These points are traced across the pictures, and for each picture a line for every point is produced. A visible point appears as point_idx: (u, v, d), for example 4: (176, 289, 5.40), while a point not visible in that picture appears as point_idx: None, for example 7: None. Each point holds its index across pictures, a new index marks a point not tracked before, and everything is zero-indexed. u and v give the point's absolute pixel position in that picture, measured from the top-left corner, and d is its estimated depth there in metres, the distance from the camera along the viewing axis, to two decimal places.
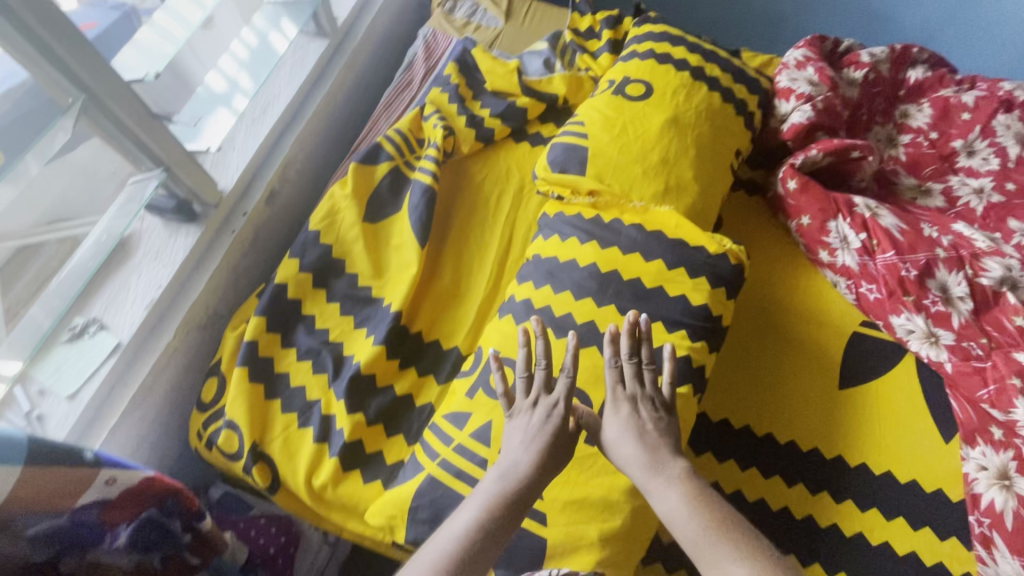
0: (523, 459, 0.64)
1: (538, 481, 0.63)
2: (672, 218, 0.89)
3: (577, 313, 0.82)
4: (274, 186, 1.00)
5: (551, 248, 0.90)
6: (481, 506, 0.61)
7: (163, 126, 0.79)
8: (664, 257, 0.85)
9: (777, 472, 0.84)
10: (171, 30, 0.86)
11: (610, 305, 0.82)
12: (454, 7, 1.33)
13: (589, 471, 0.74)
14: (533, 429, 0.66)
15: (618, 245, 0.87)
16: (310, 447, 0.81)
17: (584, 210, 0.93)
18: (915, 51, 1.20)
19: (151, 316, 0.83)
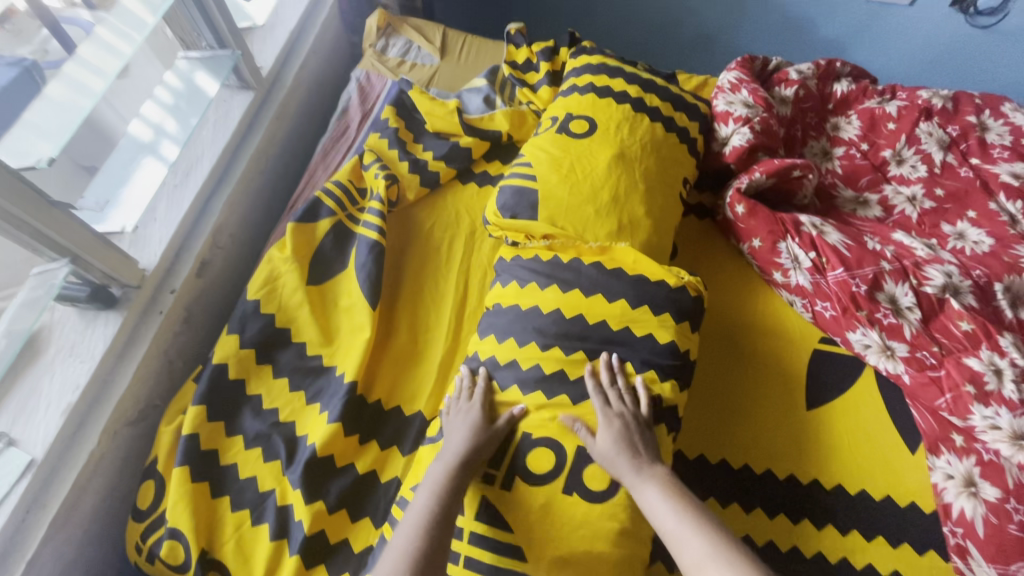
0: (460, 439, 0.71)
1: (478, 457, 0.70)
2: (629, 254, 0.86)
3: (544, 363, 0.78)
4: (205, 256, 0.93)
5: (510, 296, 0.86)
6: (429, 490, 0.68)
7: (65, 214, 0.71)
8: (626, 295, 0.82)
9: (759, 503, 0.83)
10: (85, 81, 0.77)
11: (578, 351, 0.79)
12: (386, 46, 1.28)
13: (571, 525, 0.69)
14: (465, 414, 0.74)
15: (578, 286, 0.83)
16: (267, 546, 0.73)
17: (540, 252, 0.89)
18: (838, 65, 1.25)
19: (71, 422, 0.74)
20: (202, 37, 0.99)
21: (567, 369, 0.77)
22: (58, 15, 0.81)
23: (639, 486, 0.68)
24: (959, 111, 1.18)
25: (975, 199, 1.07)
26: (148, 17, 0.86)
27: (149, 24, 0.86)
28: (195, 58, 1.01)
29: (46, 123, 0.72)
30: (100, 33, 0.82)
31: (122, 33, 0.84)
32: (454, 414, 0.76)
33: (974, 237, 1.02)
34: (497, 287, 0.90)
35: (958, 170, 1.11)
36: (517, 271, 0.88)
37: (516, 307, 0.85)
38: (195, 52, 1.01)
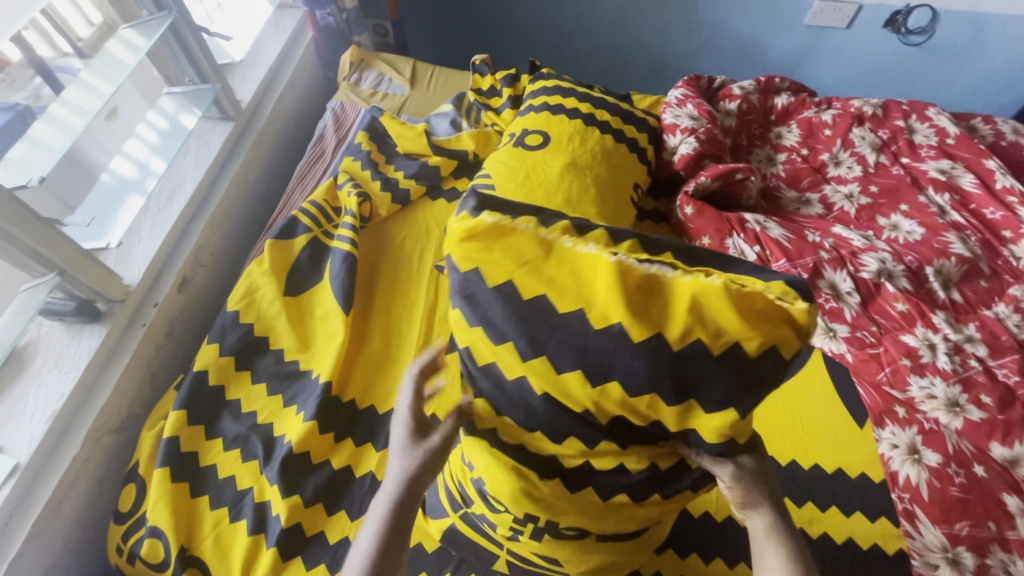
0: (398, 470, 0.60)
1: (422, 477, 0.60)
2: (683, 299, 0.51)
3: (564, 456, 0.60)
4: (186, 273, 0.98)
5: (480, 349, 0.58)
6: (375, 522, 0.60)
7: (55, 230, 0.77)
8: (662, 388, 0.51)
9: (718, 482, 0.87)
10: (66, 119, 0.82)
11: (607, 441, 0.58)
12: (359, 79, 1.37)
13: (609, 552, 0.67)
14: (404, 440, 0.61)
15: (582, 364, 0.53)
16: (245, 541, 0.76)
17: (516, 278, 0.54)
18: (777, 81, 1.35)
19: (54, 430, 0.77)
20: (185, 73, 1.09)
21: (594, 462, 0.60)
22: (51, 64, 0.87)
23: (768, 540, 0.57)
24: (889, 116, 1.29)
25: (907, 194, 1.15)
26: (130, 59, 0.93)
27: (129, 66, 0.92)
28: (178, 93, 1.09)
29: (32, 160, 0.76)
30: (84, 75, 0.87)
31: (105, 75, 0.89)
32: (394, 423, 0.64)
33: (907, 228, 1.10)
34: (464, 217, 0.59)
35: (890, 169, 1.20)
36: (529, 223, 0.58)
37: (511, 283, 0.55)
38: (178, 87, 1.10)
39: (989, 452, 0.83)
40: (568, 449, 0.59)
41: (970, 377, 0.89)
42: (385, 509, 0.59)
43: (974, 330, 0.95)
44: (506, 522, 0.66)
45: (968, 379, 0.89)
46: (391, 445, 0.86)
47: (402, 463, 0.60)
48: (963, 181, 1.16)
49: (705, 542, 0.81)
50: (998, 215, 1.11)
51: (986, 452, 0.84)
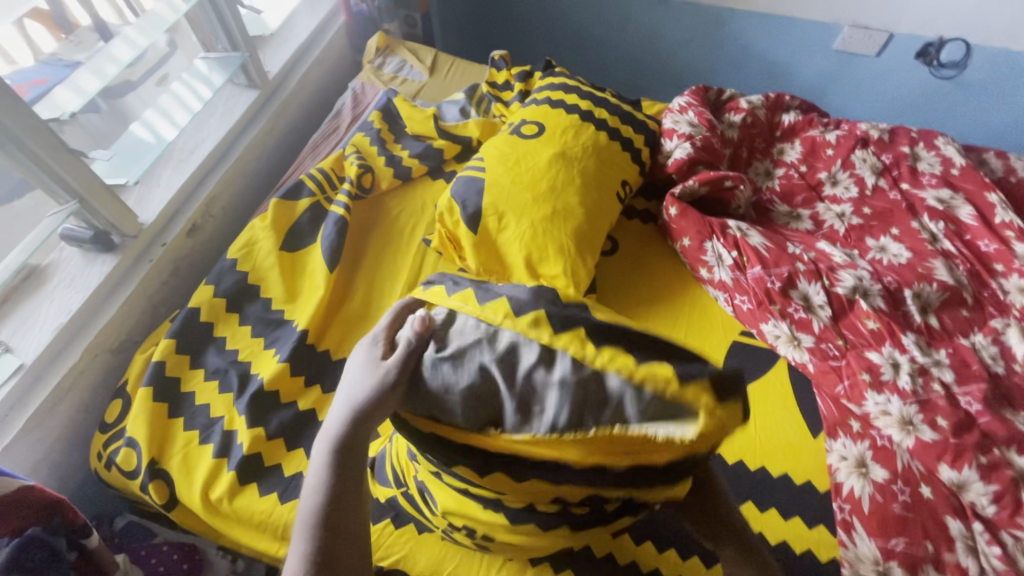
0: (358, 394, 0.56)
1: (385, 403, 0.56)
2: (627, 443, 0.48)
3: (507, 498, 0.57)
4: (196, 220, 1.07)
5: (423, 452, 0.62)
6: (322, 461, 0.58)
7: (81, 162, 0.86)
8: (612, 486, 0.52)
9: None
10: (102, 67, 0.92)
11: (547, 503, 0.57)
12: (383, 63, 1.45)
13: (527, 552, 0.67)
14: (363, 367, 0.57)
15: (535, 477, 0.53)
16: (208, 462, 0.83)
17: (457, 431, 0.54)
18: (787, 98, 1.36)
19: (58, 340, 0.87)
20: (220, 40, 1.18)
21: (538, 505, 0.58)
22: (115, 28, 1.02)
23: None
24: (895, 142, 1.28)
25: (900, 218, 1.15)
26: (170, 17, 1.02)
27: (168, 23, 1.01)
28: (212, 58, 1.19)
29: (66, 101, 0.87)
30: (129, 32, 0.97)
31: (144, 30, 0.99)
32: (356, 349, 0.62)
33: (894, 251, 1.10)
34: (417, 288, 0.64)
35: (888, 193, 1.20)
36: (442, 370, 0.52)
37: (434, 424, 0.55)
38: (213, 53, 1.19)
39: (938, 474, 0.83)
40: (514, 495, 0.57)
41: (930, 399, 0.88)
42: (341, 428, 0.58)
43: (943, 355, 0.95)
44: (440, 517, 0.68)
45: (927, 401, 0.88)
46: None
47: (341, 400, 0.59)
48: (960, 212, 1.15)
49: (639, 526, 0.84)
50: (992, 248, 1.09)
51: (935, 474, 0.84)
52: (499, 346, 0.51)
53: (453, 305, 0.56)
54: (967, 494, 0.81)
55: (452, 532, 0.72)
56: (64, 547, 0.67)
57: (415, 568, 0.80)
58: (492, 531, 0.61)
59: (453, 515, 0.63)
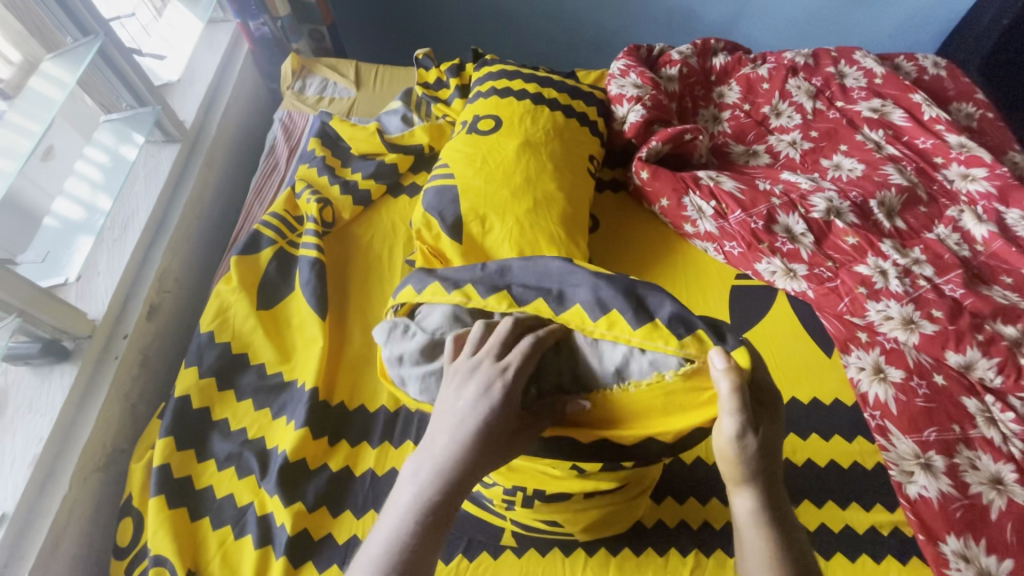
0: (465, 421, 0.56)
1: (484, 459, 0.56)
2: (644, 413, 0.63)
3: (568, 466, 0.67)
4: (153, 300, 0.96)
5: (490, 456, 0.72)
6: (408, 502, 0.54)
7: (9, 272, 0.75)
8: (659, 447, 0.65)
9: None
10: None
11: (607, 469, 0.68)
12: (303, 86, 1.35)
13: (606, 514, 0.73)
14: (477, 381, 0.58)
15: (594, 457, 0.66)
16: (252, 554, 0.76)
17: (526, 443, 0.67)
18: (713, 42, 1.39)
19: (38, 474, 0.76)
20: (122, 98, 1.06)
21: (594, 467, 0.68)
22: None
23: (753, 520, 0.57)
24: (820, 64, 1.35)
25: (845, 134, 1.22)
26: (57, 95, 0.88)
27: (57, 101, 0.87)
28: (117, 120, 1.06)
29: None
30: (10, 116, 0.83)
31: (33, 114, 0.85)
32: (479, 377, 0.58)
33: (849, 166, 1.16)
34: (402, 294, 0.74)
35: (827, 114, 1.26)
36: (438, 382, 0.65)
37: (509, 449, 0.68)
38: (116, 114, 1.06)
39: (946, 361, 0.90)
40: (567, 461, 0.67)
41: (921, 295, 0.95)
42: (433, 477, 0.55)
43: (919, 252, 1.02)
44: (499, 495, 0.72)
45: (919, 297, 0.95)
46: (386, 441, 0.87)
47: (472, 440, 0.55)
48: (894, 116, 1.23)
49: (700, 487, 0.85)
50: (929, 144, 1.18)
51: (943, 361, 0.90)
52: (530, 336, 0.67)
53: (491, 308, 0.67)
54: (975, 372, 0.89)
55: (528, 522, 0.75)
56: None
57: None
58: (544, 483, 0.70)
59: (507, 479, 0.71)
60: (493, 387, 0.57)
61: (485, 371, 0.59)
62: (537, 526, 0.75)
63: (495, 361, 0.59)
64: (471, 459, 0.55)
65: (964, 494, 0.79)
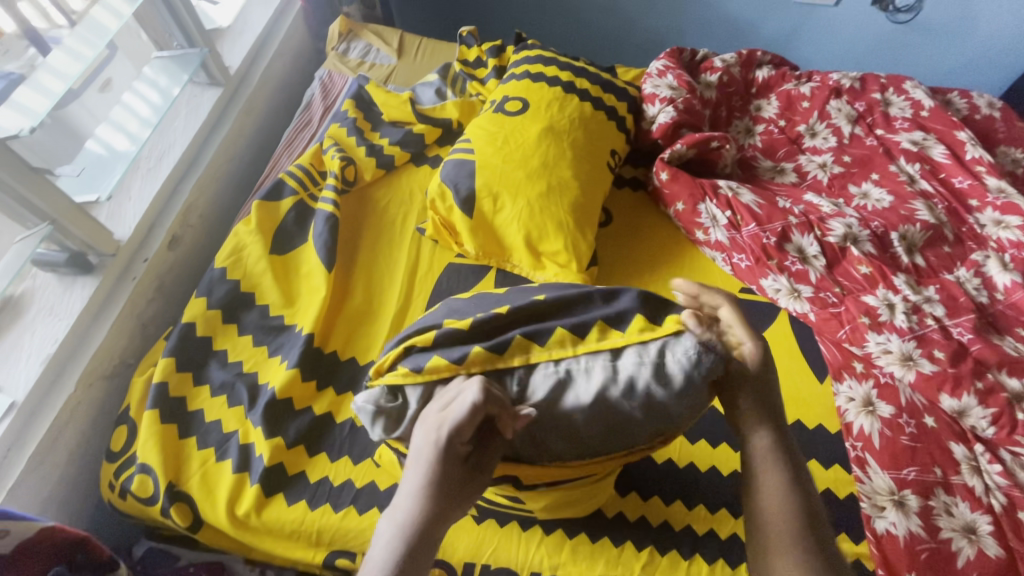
0: (420, 476, 0.56)
1: (444, 507, 0.56)
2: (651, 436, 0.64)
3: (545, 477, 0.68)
4: (176, 232, 1.02)
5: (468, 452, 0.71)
6: (380, 558, 0.54)
7: (46, 180, 0.80)
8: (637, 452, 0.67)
9: (701, 435, 0.90)
10: (47, 82, 0.84)
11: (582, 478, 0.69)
12: (347, 49, 1.39)
13: (565, 499, 0.75)
14: (427, 436, 0.57)
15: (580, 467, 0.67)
16: (230, 478, 0.80)
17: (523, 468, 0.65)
18: (759, 54, 1.38)
19: (48, 372, 0.82)
20: (174, 38, 1.11)
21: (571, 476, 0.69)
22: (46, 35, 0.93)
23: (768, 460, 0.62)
24: (866, 89, 1.31)
25: (879, 163, 1.18)
26: (113, 25, 0.94)
27: (112, 32, 0.93)
28: (167, 57, 1.12)
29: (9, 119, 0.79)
30: (67, 40, 0.89)
31: (88, 41, 0.91)
32: (422, 429, 0.58)
33: (877, 196, 1.13)
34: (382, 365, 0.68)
35: (865, 140, 1.23)
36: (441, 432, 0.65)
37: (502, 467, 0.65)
38: (167, 52, 1.12)
39: (939, 404, 0.88)
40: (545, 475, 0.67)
41: (925, 334, 0.93)
42: (401, 529, 0.55)
43: (933, 292, 0.99)
44: None
45: (923, 336, 0.93)
46: None
47: (424, 492, 0.56)
48: (934, 152, 1.19)
49: (665, 487, 0.86)
50: (966, 184, 1.14)
51: (937, 404, 0.88)
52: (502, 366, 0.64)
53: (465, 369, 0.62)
54: (967, 419, 0.87)
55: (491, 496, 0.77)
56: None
57: (455, 555, 0.81)
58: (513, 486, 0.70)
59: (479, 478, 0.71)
60: (433, 439, 0.57)
61: (428, 421, 0.58)
62: (500, 501, 0.78)
63: (438, 410, 0.59)
64: (427, 509, 0.55)
65: (933, 538, 0.78)
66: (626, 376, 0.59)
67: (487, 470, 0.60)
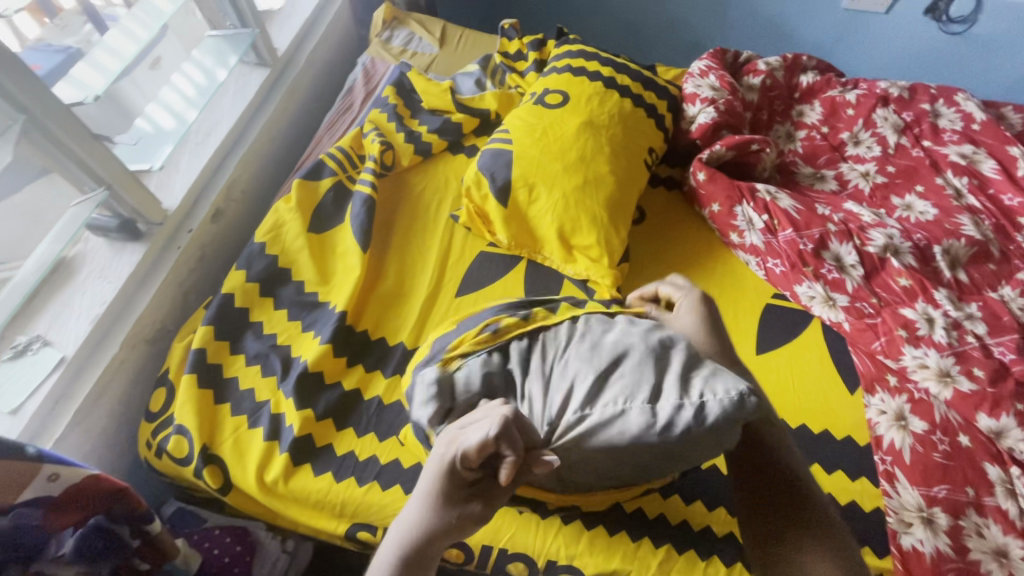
0: (428, 487, 0.59)
1: (447, 526, 0.57)
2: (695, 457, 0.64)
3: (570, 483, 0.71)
4: (219, 205, 1.05)
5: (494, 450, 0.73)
6: (383, 558, 0.58)
7: (105, 147, 0.84)
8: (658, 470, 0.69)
9: None
10: (104, 61, 0.89)
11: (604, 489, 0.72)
12: (391, 36, 1.41)
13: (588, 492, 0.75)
14: (442, 454, 0.58)
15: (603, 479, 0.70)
16: (260, 446, 0.83)
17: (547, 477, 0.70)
18: (804, 59, 1.35)
19: (95, 332, 0.85)
20: (228, 17, 1.13)
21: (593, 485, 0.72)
22: (102, 12, 0.95)
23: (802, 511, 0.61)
24: (915, 100, 1.28)
25: (924, 175, 1.15)
26: (167, 8, 0.99)
27: (165, 13, 0.98)
28: (219, 36, 1.15)
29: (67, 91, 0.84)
30: (124, 20, 0.94)
31: (143, 21, 0.95)
32: (439, 444, 0.60)
33: (920, 208, 1.11)
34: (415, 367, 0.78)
35: (910, 151, 1.20)
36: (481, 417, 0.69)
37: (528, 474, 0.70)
38: (219, 31, 1.15)
39: (976, 423, 0.86)
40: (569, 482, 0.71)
41: (965, 351, 0.90)
42: (407, 535, 0.58)
43: (974, 309, 0.96)
44: None
45: (962, 353, 0.90)
46: (398, 374, 0.91)
47: (430, 505, 0.58)
48: (983, 166, 1.16)
49: (686, 486, 0.86)
50: (1015, 202, 1.10)
51: (973, 423, 0.86)
52: (540, 403, 0.67)
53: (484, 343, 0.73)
54: (1005, 441, 0.84)
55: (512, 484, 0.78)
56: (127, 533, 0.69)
57: (474, 538, 0.82)
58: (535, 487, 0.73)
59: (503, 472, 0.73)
60: (444, 458, 0.58)
61: (446, 439, 0.59)
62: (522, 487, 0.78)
63: (457, 429, 0.60)
64: (429, 525, 0.58)
65: (961, 558, 0.76)
66: (664, 417, 0.60)
67: (494, 500, 0.59)
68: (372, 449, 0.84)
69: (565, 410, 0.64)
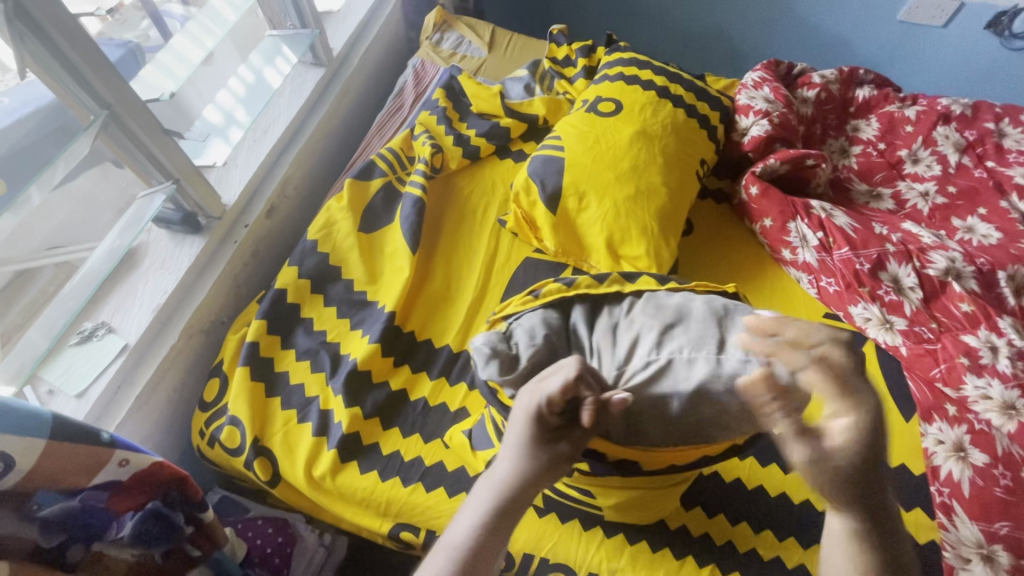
0: (514, 440, 0.59)
1: (539, 474, 0.58)
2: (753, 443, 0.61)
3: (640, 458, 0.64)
4: (273, 202, 1.07)
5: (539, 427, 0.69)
6: (477, 508, 0.58)
7: (173, 142, 0.86)
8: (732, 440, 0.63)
9: (773, 458, 0.87)
10: (172, 67, 0.92)
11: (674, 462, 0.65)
12: (441, 39, 1.42)
13: (636, 503, 0.74)
14: (523, 404, 0.59)
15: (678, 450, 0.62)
16: (309, 441, 0.84)
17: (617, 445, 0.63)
18: (861, 72, 1.32)
19: (156, 321, 0.88)
20: (288, 17, 1.15)
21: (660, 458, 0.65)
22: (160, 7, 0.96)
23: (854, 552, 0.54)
24: (978, 118, 1.24)
25: (988, 197, 1.11)
26: (230, 16, 1.02)
27: (230, 22, 1.01)
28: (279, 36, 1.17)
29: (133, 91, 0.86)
30: (189, 25, 0.96)
31: (208, 27, 0.98)
32: (518, 397, 0.60)
33: (983, 231, 1.07)
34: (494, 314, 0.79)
35: (972, 171, 1.16)
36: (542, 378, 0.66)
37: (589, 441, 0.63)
38: (278, 31, 1.17)
39: None
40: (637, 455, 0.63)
41: None
42: (499, 486, 0.58)
43: None
44: None
45: None
46: (443, 377, 0.92)
47: (518, 455, 0.58)
48: None
49: (730, 504, 0.84)
50: None
51: None
52: (608, 352, 0.67)
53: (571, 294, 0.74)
54: None
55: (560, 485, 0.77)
56: (180, 521, 0.71)
57: (515, 545, 0.82)
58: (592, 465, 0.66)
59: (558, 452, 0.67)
60: (526, 408, 0.58)
61: (524, 392, 0.60)
62: (569, 495, 0.78)
63: (533, 382, 0.60)
64: (519, 474, 0.58)
65: None
66: (731, 370, 0.60)
67: (586, 438, 0.59)
68: (419, 450, 0.85)
69: (631, 358, 0.65)
